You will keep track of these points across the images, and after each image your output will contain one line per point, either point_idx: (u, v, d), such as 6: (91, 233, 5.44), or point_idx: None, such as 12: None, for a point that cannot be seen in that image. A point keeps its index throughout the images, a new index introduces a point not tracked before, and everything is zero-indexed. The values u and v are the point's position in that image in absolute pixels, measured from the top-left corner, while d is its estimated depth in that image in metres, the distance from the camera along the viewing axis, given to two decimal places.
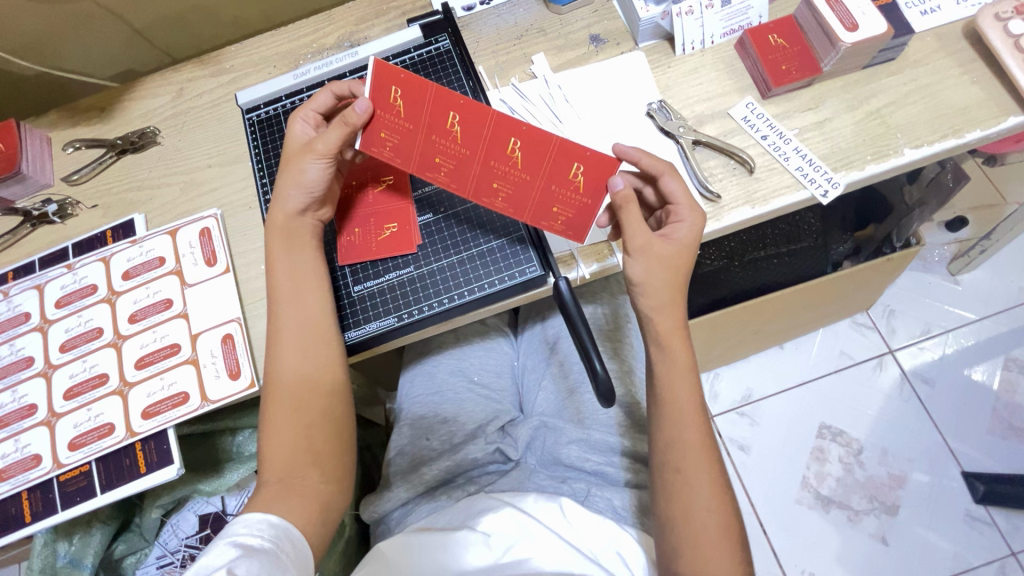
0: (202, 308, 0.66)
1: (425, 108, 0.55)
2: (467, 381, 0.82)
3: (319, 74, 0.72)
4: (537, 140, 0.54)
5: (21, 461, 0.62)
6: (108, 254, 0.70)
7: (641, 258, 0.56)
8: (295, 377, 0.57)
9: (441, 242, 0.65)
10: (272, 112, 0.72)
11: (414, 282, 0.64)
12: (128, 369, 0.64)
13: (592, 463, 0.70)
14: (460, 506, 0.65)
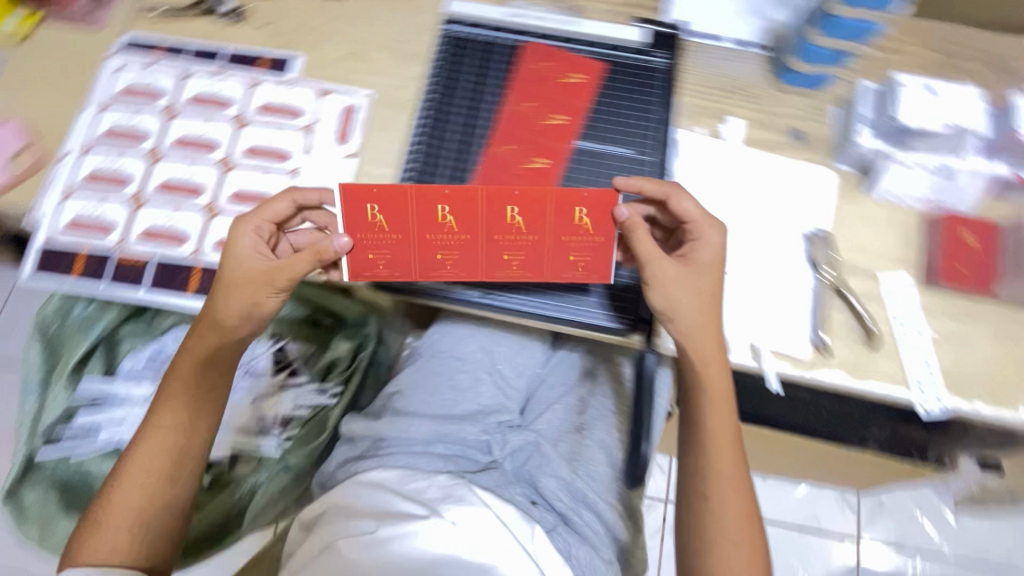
0: (312, 177, 0.65)
1: (410, 211, 0.53)
2: (491, 365, 0.82)
3: (528, 23, 0.67)
4: (533, 204, 0.53)
5: (93, 222, 0.64)
6: (256, 80, 0.70)
7: (667, 281, 0.57)
8: (217, 338, 0.56)
9: None
10: (467, 36, 0.67)
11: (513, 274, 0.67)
12: (223, 195, 0.64)
13: (564, 505, 0.69)
14: (439, 480, 0.65)
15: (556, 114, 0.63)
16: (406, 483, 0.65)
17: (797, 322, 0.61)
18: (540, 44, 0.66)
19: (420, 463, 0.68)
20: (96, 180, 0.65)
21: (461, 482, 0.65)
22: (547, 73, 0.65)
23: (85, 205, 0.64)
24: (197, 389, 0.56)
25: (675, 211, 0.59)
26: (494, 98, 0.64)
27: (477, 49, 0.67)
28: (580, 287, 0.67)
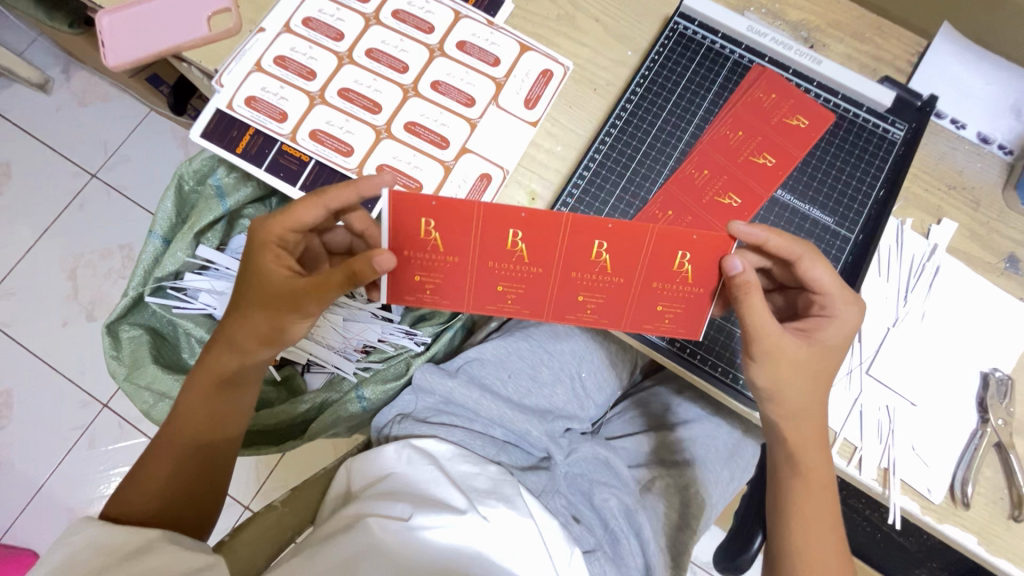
0: (489, 133, 0.62)
1: (473, 232, 0.48)
2: (575, 370, 0.77)
3: (768, 45, 0.60)
4: (629, 237, 0.47)
5: (270, 107, 0.63)
6: (460, 12, 0.65)
7: (779, 350, 0.49)
8: (208, 392, 0.56)
9: None
10: (697, 37, 0.62)
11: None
12: (398, 121, 0.62)
13: (610, 530, 0.68)
14: (491, 470, 0.65)
15: (766, 154, 0.57)
16: (457, 465, 0.65)
17: (941, 462, 0.56)
18: (772, 73, 0.60)
19: (473, 444, 0.69)
20: (282, 65, 0.64)
21: (510, 480, 0.64)
22: (771, 106, 0.59)
23: (265, 87, 0.63)
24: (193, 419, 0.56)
25: (803, 280, 0.51)
26: (706, 116, 0.59)
27: (703, 56, 0.61)
28: (723, 340, 0.60)
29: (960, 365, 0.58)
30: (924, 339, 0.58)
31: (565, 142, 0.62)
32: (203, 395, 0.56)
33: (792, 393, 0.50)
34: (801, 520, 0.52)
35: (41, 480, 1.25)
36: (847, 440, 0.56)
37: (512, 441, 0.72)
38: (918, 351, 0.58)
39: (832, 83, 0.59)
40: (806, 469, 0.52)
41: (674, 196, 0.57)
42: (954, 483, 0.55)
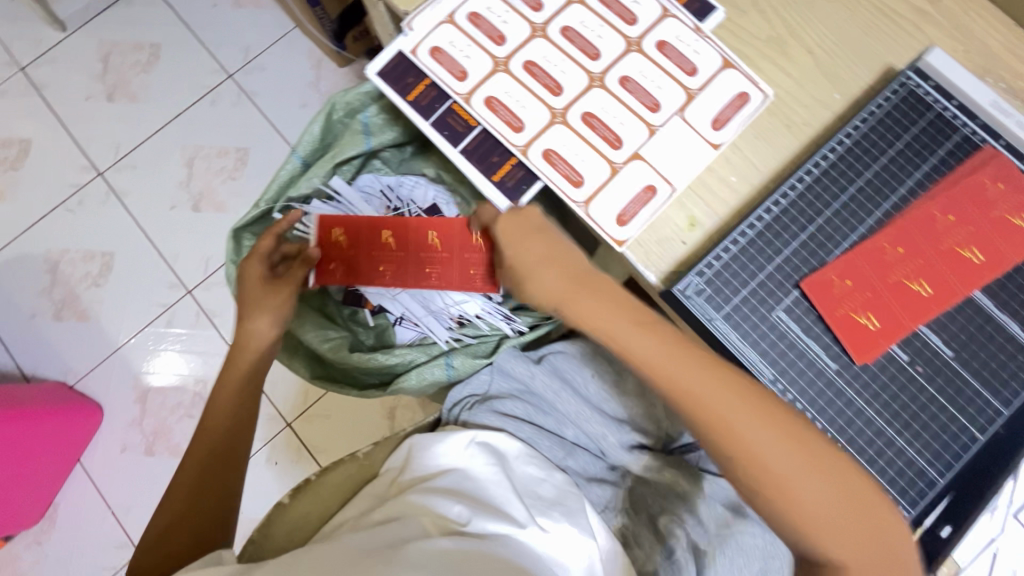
0: (666, 145, 0.58)
1: (363, 232, 0.74)
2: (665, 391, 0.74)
3: (1013, 127, 0.53)
4: (438, 224, 0.72)
5: (452, 62, 0.61)
6: (668, 9, 0.61)
7: (746, 442, 0.43)
8: (232, 396, 0.62)
9: (881, 386, 0.50)
10: (929, 97, 0.55)
11: (821, 381, 0.50)
12: (576, 111, 0.59)
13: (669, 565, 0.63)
14: (557, 476, 0.64)
15: (974, 247, 0.51)
16: (523, 465, 0.64)
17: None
18: (1005, 159, 0.53)
19: (541, 443, 0.67)
20: (473, 22, 0.62)
21: (575, 493, 0.62)
22: (993, 197, 0.52)
23: (451, 41, 0.62)
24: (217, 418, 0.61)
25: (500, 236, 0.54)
26: (916, 188, 0.53)
27: (931, 121, 0.54)
28: None
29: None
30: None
31: (744, 174, 0.58)
32: (232, 396, 0.62)
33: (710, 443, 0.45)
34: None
35: (119, 342, 1.34)
36: None
37: (590, 452, 0.69)
38: None
39: None
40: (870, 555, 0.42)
41: (859, 265, 0.51)
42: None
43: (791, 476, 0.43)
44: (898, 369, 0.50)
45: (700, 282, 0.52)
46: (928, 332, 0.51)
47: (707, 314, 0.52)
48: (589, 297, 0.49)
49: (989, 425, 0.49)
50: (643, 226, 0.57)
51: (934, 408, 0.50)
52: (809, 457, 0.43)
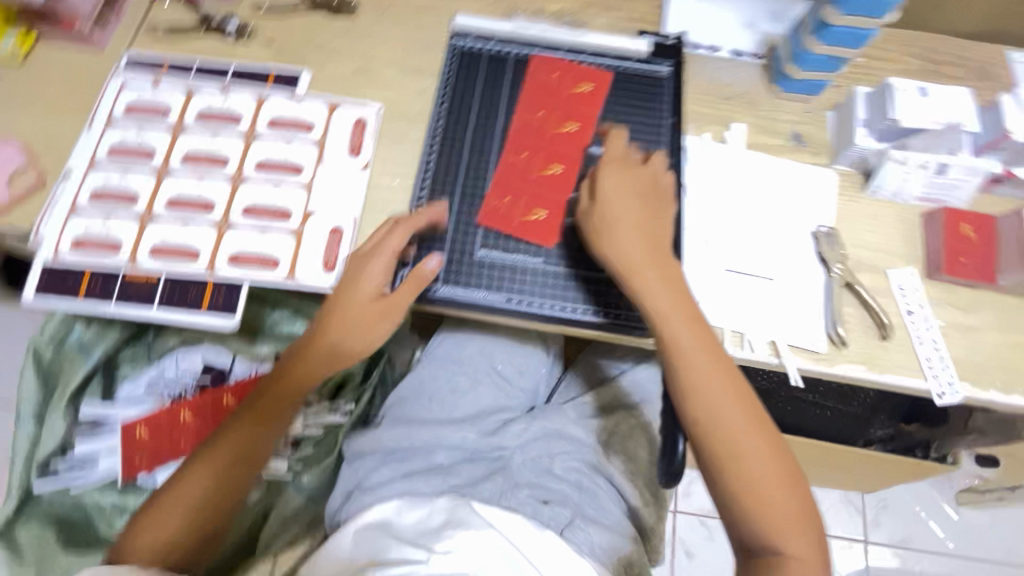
0: (326, 191, 0.65)
1: (161, 420, 0.77)
2: (490, 366, 0.82)
3: (536, 36, 0.69)
4: (234, 387, 0.79)
5: (101, 241, 0.62)
6: (266, 95, 0.69)
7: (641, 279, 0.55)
8: (207, 479, 0.58)
9: (578, 249, 0.61)
10: (478, 48, 0.69)
11: (539, 276, 0.60)
12: (236, 211, 0.63)
13: (585, 494, 0.70)
14: (440, 503, 0.63)
15: (568, 122, 0.65)
16: (407, 515, 0.63)
17: (814, 319, 0.62)
18: (547, 56, 0.68)
19: (422, 483, 0.68)
20: (100, 199, 0.64)
21: (462, 503, 0.63)
22: (557, 83, 0.66)
23: (91, 225, 0.63)
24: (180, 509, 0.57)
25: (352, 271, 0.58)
26: (509, 108, 0.66)
27: (489, 62, 0.68)
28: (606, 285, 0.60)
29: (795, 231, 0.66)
30: (759, 222, 0.65)
31: (402, 173, 0.66)
32: (201, 501, 0.58)
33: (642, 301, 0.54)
34: (740, 447, 0.51)
35: None
36: (734, 332, 0.61)
37: (465, 462, 0.71)
38: (760, 234, 0.65)
39: (596, 49, 0.69)
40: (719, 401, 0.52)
41: (507, 182, 0.63)
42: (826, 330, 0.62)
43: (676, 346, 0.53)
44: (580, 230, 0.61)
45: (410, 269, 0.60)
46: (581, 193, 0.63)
47: (431, 289, 0.60)
48: (341, 316, 0.58)
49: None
50: (347, 260, 0.62)
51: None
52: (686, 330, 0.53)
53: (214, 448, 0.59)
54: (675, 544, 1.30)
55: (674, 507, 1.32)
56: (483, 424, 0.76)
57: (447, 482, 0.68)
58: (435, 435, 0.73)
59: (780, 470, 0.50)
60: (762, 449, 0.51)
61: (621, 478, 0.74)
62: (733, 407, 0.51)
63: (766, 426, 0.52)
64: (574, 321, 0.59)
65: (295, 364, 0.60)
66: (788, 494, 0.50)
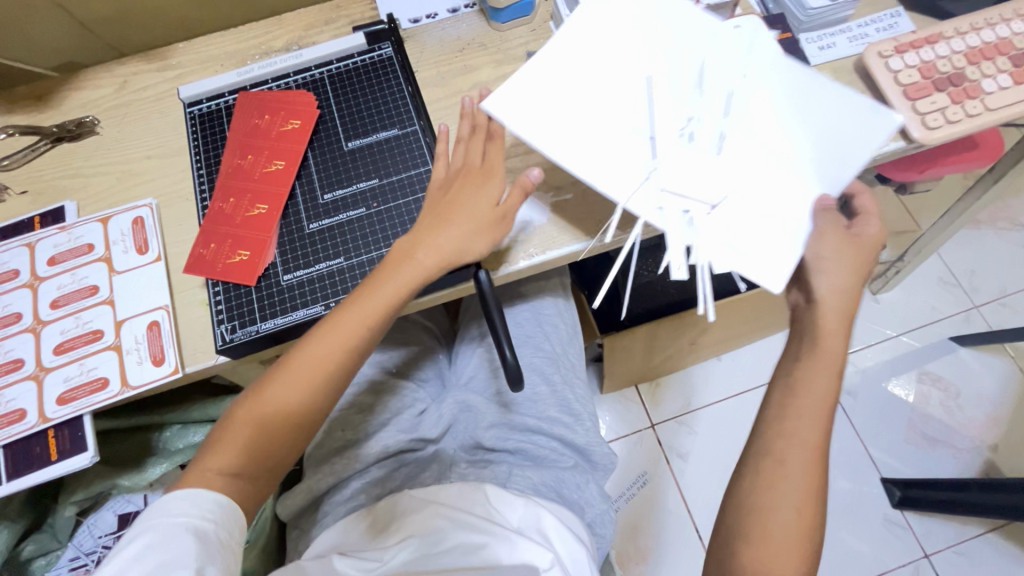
0: (129, 295, 0.65)
1: None
2: (384, 371, 0.80)
3: (263, 74, 0.73)
4: None
5: None
6: (33, 238, 0.69)
7: (822, 334, 0.60)
8: (248, 435, 0.55)
9: (372, 233, 0.64)
10: (215, 107, 0.72)
11: (346, 273, 0.62)
12: (47, 355, 0.63)
13: (512, 442, 0.72)
14: (382, 507, 0.64)
15: (320, 133, 0.69)
16: (354, 529, 0.63)
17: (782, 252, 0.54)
18: (281, 86, 0.72)
19: (359, 502, 0.68)
20: None
21: (405, 497, 0.64)
22: (293, 103, 0.70)
23: None
24: (231, 455, 0.54)
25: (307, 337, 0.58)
26: (259, 143, 0.68)
27: (231, 115, 0.71)
28: None
29: (801, 145, 0.57)
30: (769, 143, 0.57)
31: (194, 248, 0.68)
32: (275, 419, 0.55)
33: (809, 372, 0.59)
34: (783, 466, 0.57)
35: None
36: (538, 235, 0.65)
37: (398, 467, 0.71)
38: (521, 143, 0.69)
39: (318, 60, 0.73)
40: (801, 438, 0.57)
41: (286, 208, 0.65)
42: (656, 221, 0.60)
43: (801, 396, 0.58)
44: (367, 217, 0.65)
45: (226, 324, 0.61)
46: (356, 185, 0.67)
47: (253, 331, 0.61)
48: (305, 354, 0.56)
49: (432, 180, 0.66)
50: (173, 348, 0.62)
51: (402, 208, 0.65)
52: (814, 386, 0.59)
53: (241, 419, 0.55)
54: (666, 453, 1.35)
55: (649, 422, 1.38)
56: (397, 426, 0.74)
57: (386, 487, 0.69)
58: (360, 454, 0.71)
59: (801, 520, 0.55)
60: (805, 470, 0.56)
61: (536, 420, 0.74)
62: (800, 454, 0.57)
63: (818, 468, 0.57)
64: None
65: (305, 350, 0.56)
66: (793, 531, 0.55)
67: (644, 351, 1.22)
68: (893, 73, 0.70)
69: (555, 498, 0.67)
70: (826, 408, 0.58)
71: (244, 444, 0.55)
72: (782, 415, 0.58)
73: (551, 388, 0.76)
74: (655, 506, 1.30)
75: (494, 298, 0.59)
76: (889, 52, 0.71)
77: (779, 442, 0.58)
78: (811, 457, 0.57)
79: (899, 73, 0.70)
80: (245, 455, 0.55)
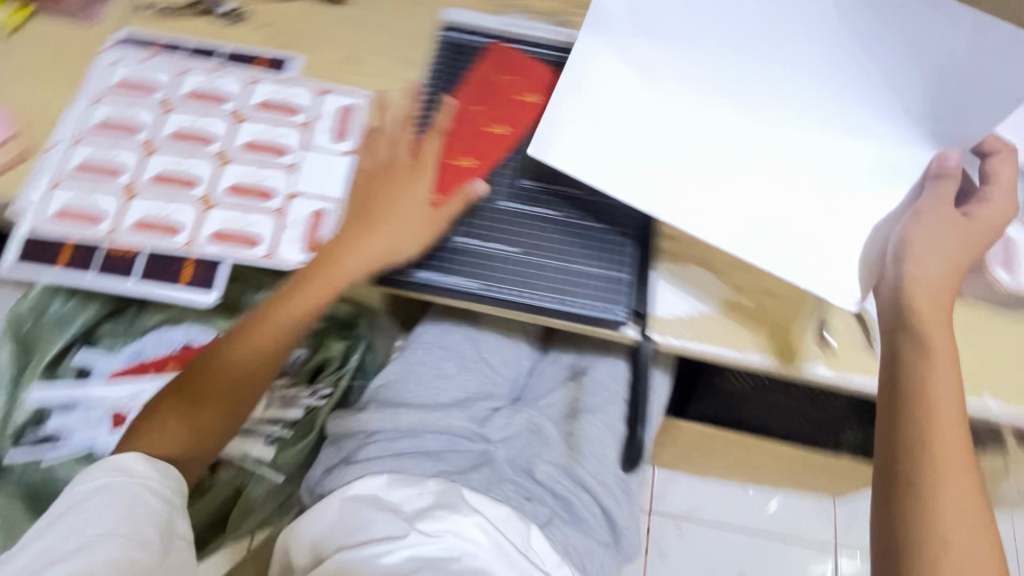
0: (311, 175, 0.66)
1: None
2: (474, 352, 0.80)
3: (524, 35, 0.71)
4: None
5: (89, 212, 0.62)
6: (254, 78, 0.70)
7: (919, 335, 0.51)
8: (217, 417, 0.63)
9: (568, 244, 0.61)
10: (466, 43, 0.71)
11: (512, 263, 0.60)
12: (217, 189, 0.64)
13: (561, 487, 0.70)
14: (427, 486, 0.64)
15: (528, 93, 0.67)
16: (395, 491, 0.63)
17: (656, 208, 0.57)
18: (534, 55, 0.71)
19: (406, 465, 0.66)
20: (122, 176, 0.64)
21: (450, 487, 0.64)
22: (501, 84, 0.68)
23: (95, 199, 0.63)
24: (173, 442, 0.62)
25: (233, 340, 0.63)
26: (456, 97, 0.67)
27: (461, 53, 0.70)
28: (570, 279, 0.60)
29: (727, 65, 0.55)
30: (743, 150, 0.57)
31: None
32: (217, 404, 0.62)
33: (917, 326, 0.51)
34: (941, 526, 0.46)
35: None
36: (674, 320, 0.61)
37: (451, 450, 0.70)
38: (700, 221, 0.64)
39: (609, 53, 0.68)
40: (942, 438, 0.48)
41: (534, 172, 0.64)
42: (854, 310, 0.55)
43: (925, 388, 0.50)
44: (553, 222, 0.62)
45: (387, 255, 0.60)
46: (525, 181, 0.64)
47: (411, 274, 0.60)
48: (283, 305, 0.61)
49: (630, 222, 0.63)
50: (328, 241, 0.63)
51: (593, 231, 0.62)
52: (921, 371, 0.50)
53: (201, 378, 0.62)
54: (650, 542, 1.32)
55: (648, 503, 1.35)
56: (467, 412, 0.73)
57: (437, 467, 0.67)
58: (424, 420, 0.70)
59: (981, 558, 0.46)
60: (977, 543, 0.46)
61: (592, 482, 0.71)
62: (959, 486, 0.47)
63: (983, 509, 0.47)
64: (552, 312, 0.59)
65: (258, 325, 0.62)
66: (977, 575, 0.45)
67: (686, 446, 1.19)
68: None
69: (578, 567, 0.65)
70: (955, 372, 0.50)
71: (220, 422, 0.63)
72: (915, 390, 0.50)
73: (619, 458, 0.74)
74: None
75: (644, 372, 0.59)
76: None
77: (919, 400, 0.49)
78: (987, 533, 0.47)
79: None
80: (194, 430, 0.62)
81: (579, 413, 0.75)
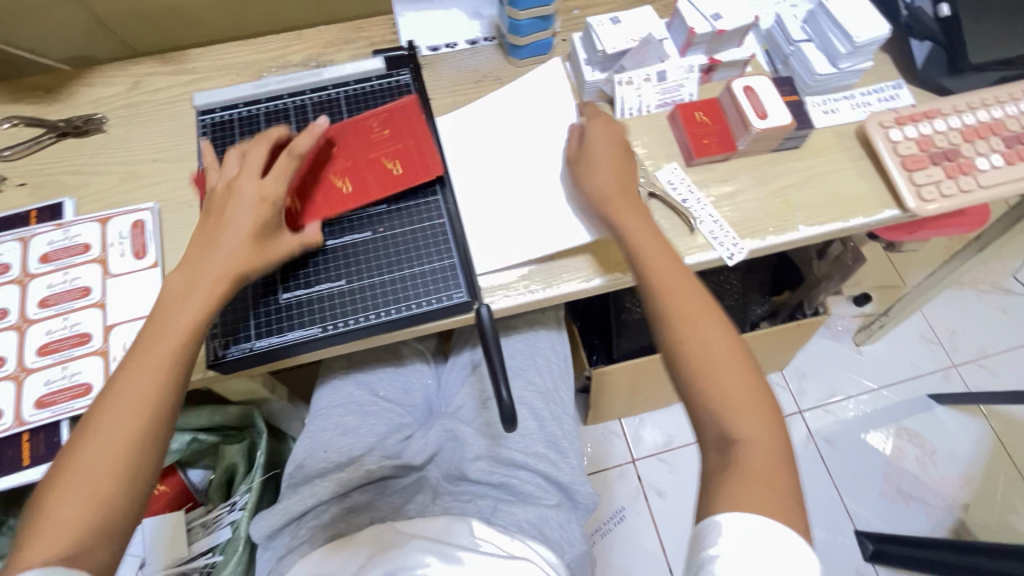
0: (123, 300, 0.64)
1: None
2: (373, 396, 0.79)
3: (280, 88, 0.73)
4: None
5: None
6: (27, 233, 0.68)
7: (622, 227, 0.60)
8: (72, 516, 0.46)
9: (391, 254, 0.63)
10: (228, 117, 0.72)
11: (340, 295, 0.61)
12: (29, 355, 0.61)
13: (498, 476, 0.71)
14: (362, 539, 0.62)
15: (395, 161, 0.65)
16: (332, 559, 0.61)
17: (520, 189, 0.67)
18: (296, 103, 0.73)
19: (344, 529, 0.66)
20: None
21: (384, 529, 0.63)
22: (375, 139, 0.66)
23: None
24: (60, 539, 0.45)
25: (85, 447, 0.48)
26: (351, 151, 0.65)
27: (224, 131, 0.71)
28: (403, 285, 0.62)
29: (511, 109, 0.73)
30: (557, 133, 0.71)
31: None
32: (82, 512, 0.46)
33: (623, 220, 0.61)
34: (690, 356, 0.53)
35: None
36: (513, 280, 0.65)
37: (384, 495, 0.69)
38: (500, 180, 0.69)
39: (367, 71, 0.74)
40: (683, 294, 0.56)
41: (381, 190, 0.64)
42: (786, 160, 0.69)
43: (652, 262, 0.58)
44: (372, 240, 0.64)
45: (220, 340, 0.59)
46: (336, 215, 0.65)
47: (248, 348, 0.59)
48: (130, 370, 0.51)
49: (440, 210, 0.66)
50: None
51: (411, 234, 0.64)
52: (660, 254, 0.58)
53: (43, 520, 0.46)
54: (645, 490, 1.35)
55: (629, 456, 1.38)
56: (383, 451, 0.72)
57: (371, 517, 0.67)
58: (343, 478, 0.69)
59: (736, 369, 0.53)
60: (732, 361, 0.53)
61: (524, 457, 0.73)
62: (716, 334, 0.54)
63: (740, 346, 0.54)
64: (393, 322, 0.61)
65: (107, 402, 0.49)
66: (734, 380, 0.52)
67: (630, 388, 1.23)
68: (893, 143, 0.73)
69: (541, 537, 0.66)
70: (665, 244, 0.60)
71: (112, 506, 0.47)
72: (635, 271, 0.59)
73: (541, 424, 0.76)
74: (631, 542, 1.29)
75: (494, 336, 0.58)
76: (890, 123, 0.74)
77: (666, 324, 0.55)
78: (741, 360, 0.53)
79: (899, 143, 0.72)
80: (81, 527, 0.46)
81: (489, 402, 0.77)
